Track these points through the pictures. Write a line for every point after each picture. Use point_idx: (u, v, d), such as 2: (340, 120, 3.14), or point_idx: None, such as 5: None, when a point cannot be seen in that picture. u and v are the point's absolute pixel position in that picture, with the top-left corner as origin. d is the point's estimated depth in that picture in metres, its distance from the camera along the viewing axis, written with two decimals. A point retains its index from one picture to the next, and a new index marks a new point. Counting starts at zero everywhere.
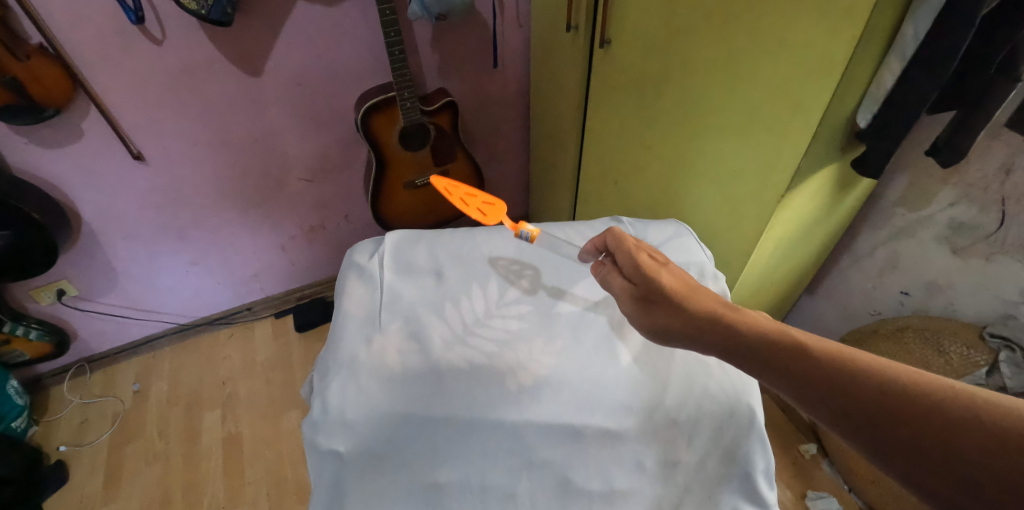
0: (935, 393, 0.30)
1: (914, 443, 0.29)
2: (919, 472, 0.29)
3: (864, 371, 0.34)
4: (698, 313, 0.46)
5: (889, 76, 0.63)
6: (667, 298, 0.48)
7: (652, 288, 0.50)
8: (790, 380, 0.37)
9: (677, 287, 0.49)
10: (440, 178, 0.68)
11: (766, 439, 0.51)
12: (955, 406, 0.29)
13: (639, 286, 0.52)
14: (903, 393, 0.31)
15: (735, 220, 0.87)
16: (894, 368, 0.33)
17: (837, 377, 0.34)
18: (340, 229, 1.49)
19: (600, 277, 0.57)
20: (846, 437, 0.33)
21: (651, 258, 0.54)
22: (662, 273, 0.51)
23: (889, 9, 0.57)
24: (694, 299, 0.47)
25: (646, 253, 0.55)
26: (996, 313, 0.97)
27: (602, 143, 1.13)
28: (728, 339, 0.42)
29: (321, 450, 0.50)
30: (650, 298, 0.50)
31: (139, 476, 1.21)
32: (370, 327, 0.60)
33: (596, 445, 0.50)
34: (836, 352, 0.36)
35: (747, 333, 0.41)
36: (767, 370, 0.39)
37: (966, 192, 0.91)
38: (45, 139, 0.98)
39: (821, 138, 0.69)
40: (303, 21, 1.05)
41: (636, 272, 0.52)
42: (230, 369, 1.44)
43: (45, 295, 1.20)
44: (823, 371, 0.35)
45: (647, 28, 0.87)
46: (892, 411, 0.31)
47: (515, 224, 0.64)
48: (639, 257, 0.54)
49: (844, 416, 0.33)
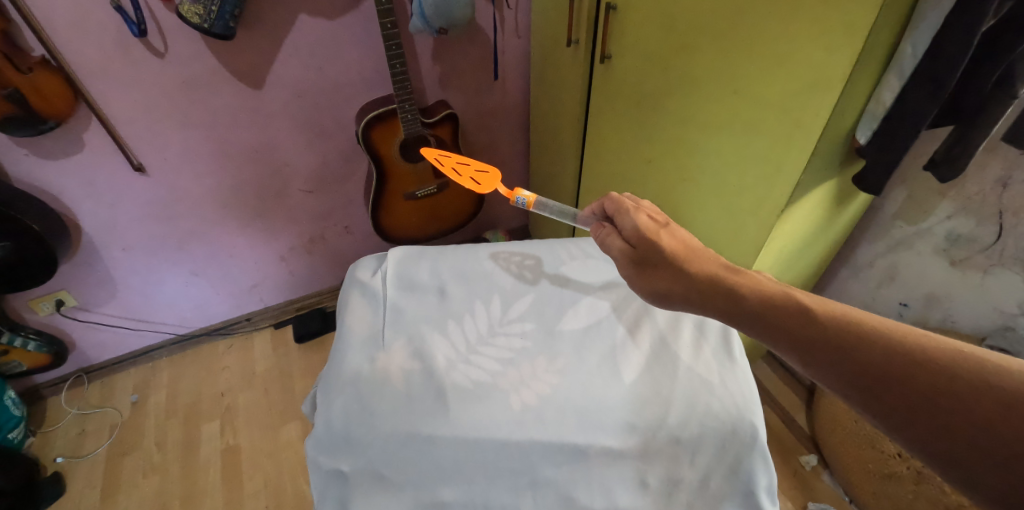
0: (944, 356, 0.31)
1: (918, 408, 0.30)
2: (921, 437, 0.30)
3: (871, 335, 0.34)
4: (702, 280, 0.47)
5: (888, 94, 0.65)
6: (670, 266, 0.49)
7: (654, 253, 0.51)
8: (796, 344, 0.38)
9: (678, 251, 0.50)
10: (432, 150, 0.74)
11: (768, 458, 0.51)
12: (963, 371, 0.29)
13: (640, 249, 0.53)
14: (911, 358, 0.32)
15: (736, 233, 0.87)
16: (903, 334, 0.34)
17: (844, 342, 0.35)
18: (340, 240, 1.49)
19: (601, 240, 0.58)
20: (850, 401, 0.35)
21: (651, 219, 0.55)
22: (662, 236, 0.52)
23: (887, 28, 0.58)
24: (696, 265, 0.48)
25: (646, 215, 0.55)
26: (995, 324, 0.98)
27: (602, 157, 1.14)
28: (732, 306, 0.44)
29: (326, 468, 0.50)
30: (652, 263, 0.51)
31: (136, 488, 1.20)
32: (373, 345, 0.60)
33: (598, 464, 0.50)
34: (843, 317, 0.37)
35: (752, 299, 0.43)
36: (772, 334, 0.40)
37: (963, 204, 0.92)
38: (47, 152, 0.98)
39: (821, 154, 0.70)
40: (306, 35, 1.06)
41: (638, 237, 0.53)
42: (229, 380, 1.43)
43: (43, 305, 1.20)
44: (830, 338, 0.36)
45: (647, 43, 0.88)
46: (897, 377, 0.32)
47: (509, 191, 0.65)
48: (640, 221, 0.54)
49: (849, 380, 0.34)
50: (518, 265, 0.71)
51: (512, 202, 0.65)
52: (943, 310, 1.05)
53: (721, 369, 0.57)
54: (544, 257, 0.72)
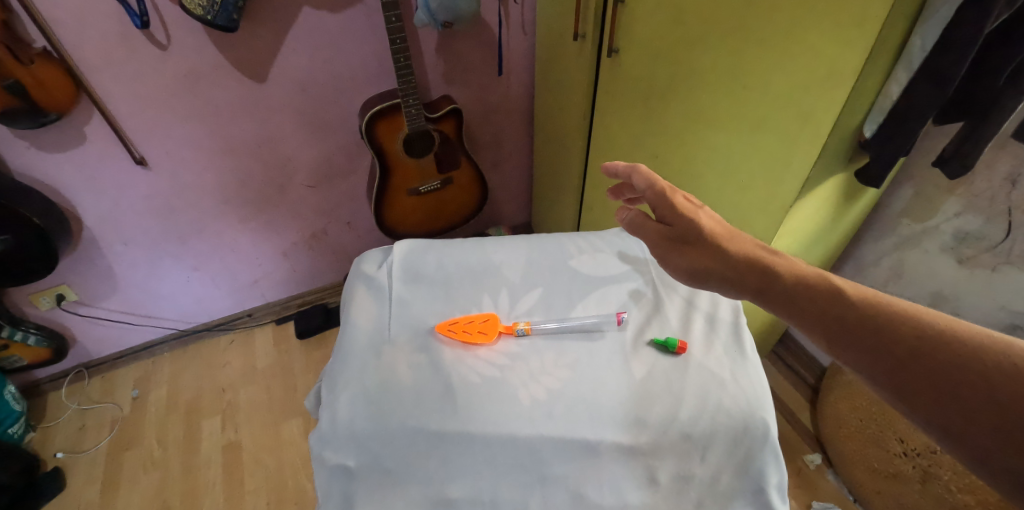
0: (983, 351, 0.29)
1: (937, 385, 0.29)
2: (938, 414, 0.29)
3: (911, 326, 0.32)
4: (735, 258, 0.45)
5: (896, 87, 0.63)
6: (702, 241, 0.48)
7: (690, 231, 0.49)
8: (822, 322, 0.37)
9: (716, 230, 0.48)
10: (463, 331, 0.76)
11: (779, 454, 0.50)
12: (1005, 364, 0.27)
13: (675, 228, 0.50)
14: (950, 348, 0.30)
15: (743, 229, 0.86)
16: (943, 325, 0.31)
17: (872, 322, 0.34)
18: (343, 236, 1.49)
19: (628, 222, 0.55)
20: (870, 382, 0.33)
21: (688, 201, 0.52)
22: (700, 215, 0.50)
23: (899, 22, 0.57)
24: (732, 244, 0.46)
25: (683, 196, 0.52)
26: (1001, 324, 0.95)
27: (609, 151, 1.13)
28: (763, 285, 0.42)
29: (331, 465, 0.49)
30: (684, 240, 0.49)
31: (137, 484, 1.20)
32: (379, 340, 0.59)
33: (609, 460, 0.49)
34: (872, 299, 0.36)
35: (785, 278, 0.41)
36: (798, 313, 0.39)
37: (970, 203, 0.91)
38: (47, 144, 0.97)
39: (831, 149, 0.69)
40: (309, 28, 1.05)
41: (674, 213, 0.50)
42: (230, 375, 1.43)
43: (44, 300, 1.19)
44: (857, 318, 0.35)
45: (657, 35, 0.87)
46: (935, 366, 0.30)
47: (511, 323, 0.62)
48: (673, 197, 0.51)
49: (872, 358, 0.33)
50: (524, 264, 0.69)
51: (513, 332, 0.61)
52: (949, 309, 1.03)
53: (732, 366, 0.56)
54: (553, 252, 0.71)
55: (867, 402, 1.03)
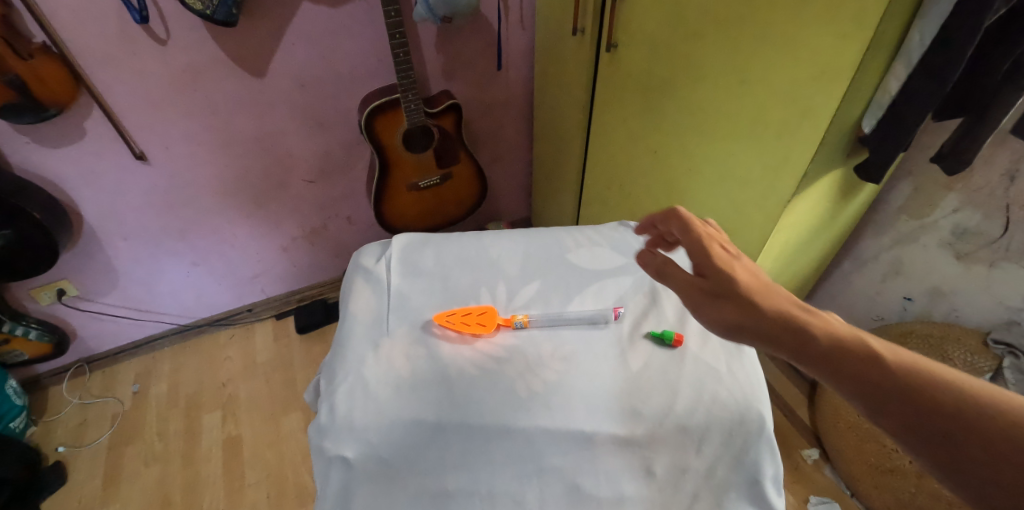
0: None
1: None
2: None
3: (1002, 417, 0.27)
4: (774, 315, 0.39)
5: (894, 83, 0.63)
6: (736, 294, 0.41)
7: (724, 282, 0.43)
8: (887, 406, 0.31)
9: (752, 283, 0.42)
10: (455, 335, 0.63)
11: (775, 445, 0.51)
12: None
13: (707, 278, 0.44)
14: None
15: (741, 224, 0.87)
16: None
17: (953, 411, 0.29)
18: (342, 231, 1.49)
19: (654, 268, 0.47)
20: (957, 487, 0.28)
21: (722, 249, 0.47)
22: (734, 266, 0.44)
23: (898, 16, 0.57)
24: (770, 300, 0.40)
25: (718, 244, 0.47)
26: (999, 318, 0.96)
27: (608, 147, 1.13)
28: (807, 348, 0.36)
29: (329, 455, 0.49)
30: (715, 290, 0.43)
31: (138, 477, 1.20)
32: (377, 332, 0.59)
33: (606, 451, 0.50)
34: (952, 380, 0.30)
35: (833, 342, 0.35)
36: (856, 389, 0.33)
37: (969, 198, 0.91)
38: (47, 139, 0.97)
39: (829, 143, 0.69)
40: (309, 23, 1.05)
41: (707, 261, 0.44)
42: (230, 370, 1.43)
43: (45, 294, 1.20)
44: (937, 402, 0.29)
45: (656, 29, 0.86)
46: None
47: (508, 315, 0.62)
48: (709, 246, 0.46)
49: (958, 459, 0.27)
50: (522, 259, 0.70)
51: (509, 326, 0.61)
52: (947, 304, 1.04)
53: (728, 359, 0.57)
54: (551, 246, 0.71)
55: None
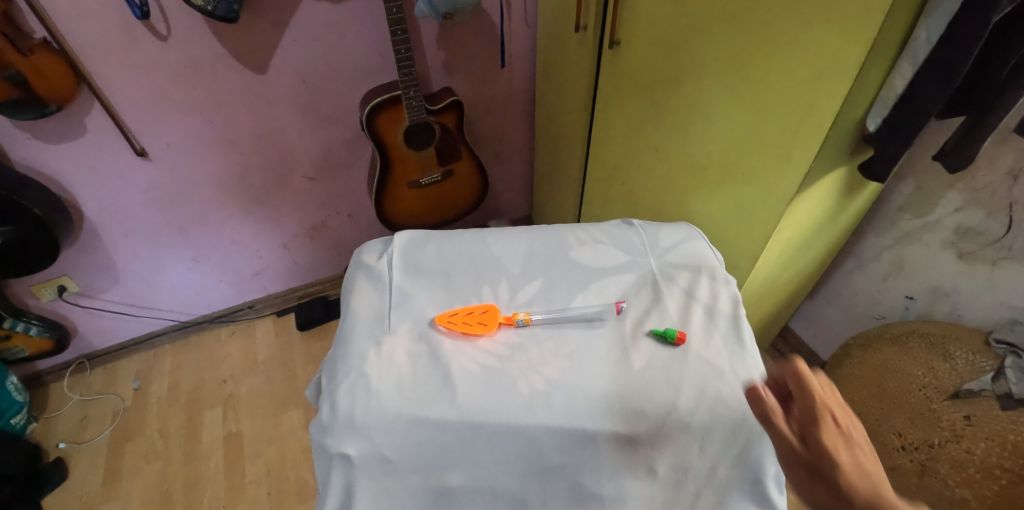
0: None
1: None
2: None
3: None
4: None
5: (899, 81, 0.63)
6: (837, 477, 0.37)
7: (827, 464, 0.39)
8: None
9: (864, 475, 0.37)
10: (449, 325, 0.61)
11: (778, 444, 0.50)
12: None
13: (809, 452, 0.40)
14: None
15: (743, 222, 0.86)
16: None
17: None
18: (343, 228, 1.49)
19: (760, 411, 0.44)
20: None
21: (839, 424, 0.41)
22: (847, 451, 0.39)
23: (903, 14, 0.56)
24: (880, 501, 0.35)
25: (835, 417, 0.42)
26: (1001, 318, 0.96)
27: (610, 145, 1.13)
28: None
29: (331, 452, 0.49)
30: (815, 466, 0.39)
31: (139, 474, 1.21)
32: (379, 329, 0.59)
33: (608, 448, 0.50)
34: None
35: None
36: None
37: (972, 197, 0.90)
38: (47, 135, 0.97)
39: (832, 143, 0.69)
40: (310, 19, 1.04)
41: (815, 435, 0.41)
42: (231, 367, 1.43)
43: (45, 291, 1.20)
44: None
45: (659, 26, 0.86)
46: None
47: (511, 313, 0.62)
48: (822, 418, 0.41)
49: None
50: (525, 256, 0.69)
51: (512, 323, 0.61)
52: (948, 303, 1.03)
53: (730, 357, 0.57)
54: (554, 243, 0.71)
55: (867, 394, 1.04)
